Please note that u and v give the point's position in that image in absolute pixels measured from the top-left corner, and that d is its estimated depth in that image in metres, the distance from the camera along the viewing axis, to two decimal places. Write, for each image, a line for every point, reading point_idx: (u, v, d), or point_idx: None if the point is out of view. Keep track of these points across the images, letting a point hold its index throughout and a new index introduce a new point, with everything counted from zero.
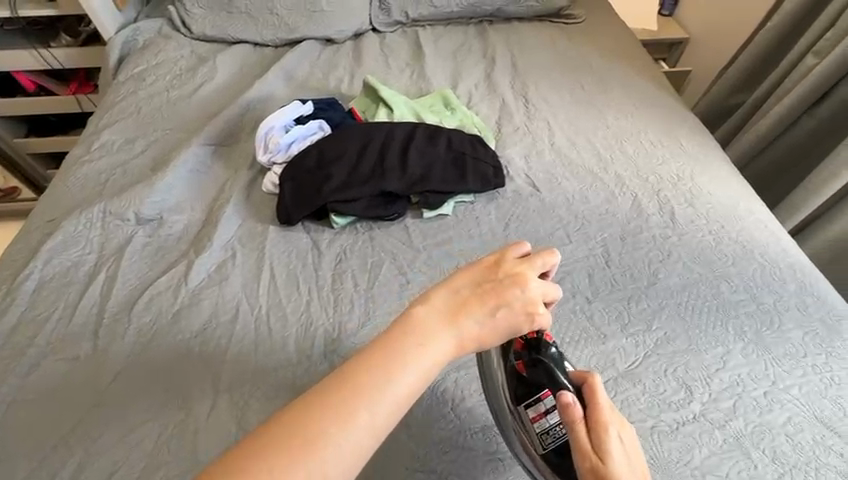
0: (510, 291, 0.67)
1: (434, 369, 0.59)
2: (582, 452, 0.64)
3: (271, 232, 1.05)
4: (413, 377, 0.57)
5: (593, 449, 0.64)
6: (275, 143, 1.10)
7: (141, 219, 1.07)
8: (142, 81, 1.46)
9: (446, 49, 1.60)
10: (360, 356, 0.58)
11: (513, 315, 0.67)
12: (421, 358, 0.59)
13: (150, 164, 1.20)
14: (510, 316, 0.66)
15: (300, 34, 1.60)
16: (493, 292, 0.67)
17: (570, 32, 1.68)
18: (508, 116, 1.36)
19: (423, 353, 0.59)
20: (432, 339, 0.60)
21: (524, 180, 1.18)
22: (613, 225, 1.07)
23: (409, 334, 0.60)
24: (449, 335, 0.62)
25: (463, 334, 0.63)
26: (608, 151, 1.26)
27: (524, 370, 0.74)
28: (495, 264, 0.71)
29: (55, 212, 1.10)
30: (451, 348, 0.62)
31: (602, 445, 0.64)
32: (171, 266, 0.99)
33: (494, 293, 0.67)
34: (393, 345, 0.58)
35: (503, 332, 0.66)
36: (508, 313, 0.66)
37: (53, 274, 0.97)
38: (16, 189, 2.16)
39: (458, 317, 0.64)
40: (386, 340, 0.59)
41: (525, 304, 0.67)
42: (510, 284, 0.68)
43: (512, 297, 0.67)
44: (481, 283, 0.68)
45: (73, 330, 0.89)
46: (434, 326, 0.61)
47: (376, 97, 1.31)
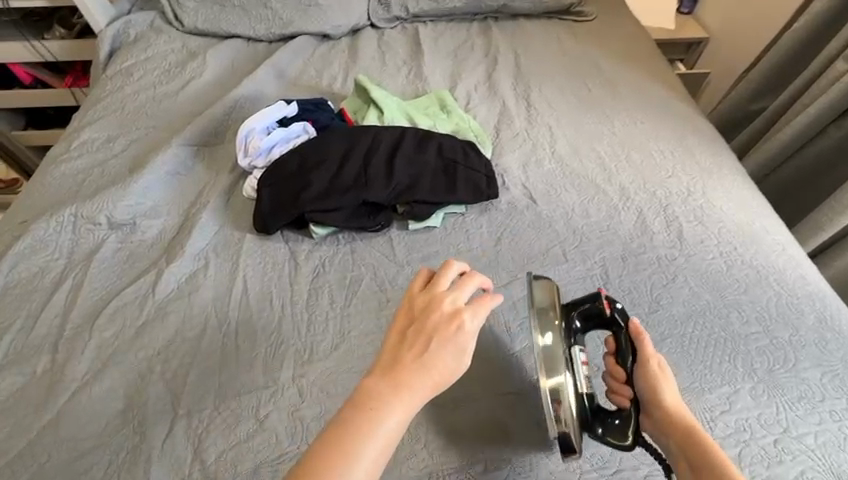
0: (438, 324, 0.60)
1: (393, 433, 0.54)
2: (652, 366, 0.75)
3: (247, 240, 1.00)
4: (378, 450, 0.52)
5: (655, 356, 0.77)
6: (255, 146, 1.04)
7: (114, 224, 1.02)
8: (130, 76, 1.41)
9: (447, 47, 1.52)
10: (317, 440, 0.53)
11: (456, 342, 0.59)
12: (383, 429, 0.53)
13: (129, 164, 1.15)
14: (453, 345, 0.59)
15: (294, 30, 1.54)
16: (421, 332, 0.60)
17: (580, 32, 1.59)
18: (508, 120, 1.28)
19: (383, 423, 0.54)
20: (387, 406, 0.54)
21: (520, 191, 1.10)
22: (614, 243, 0.99)
23: (357, 407, 0.55)
24: (404, 394, 0.55)
25: (409, 387, 0.56)
26: (613, 161, 1.17)
27: (610, 311, 0.76)
28: (411, 303, 0.64)
29: (28, 213, 1.05)
30: (404, 408, 0.55)
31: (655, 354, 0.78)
32: (140, 275, 0.94)
33: (419, 333, 0.60)
34: (344, 423, 0.53)
35: (455, 360, 0.59)
36: (450, 341, 0.59)
37: (18, 281, 0.93)
38: (17, 181, 2.15)
39: (396, 373, 0.57)
40: (336, 422, 0.54)
41: (460, 326, 0.60)
42: (436, 320, 0.61)
43: (443, 326, 0.60)
44: (405, 328, 0.61)
45: (33, 342, 0.85)
46: (382, 392, 0.55)
47: (367, 98, 1.24)
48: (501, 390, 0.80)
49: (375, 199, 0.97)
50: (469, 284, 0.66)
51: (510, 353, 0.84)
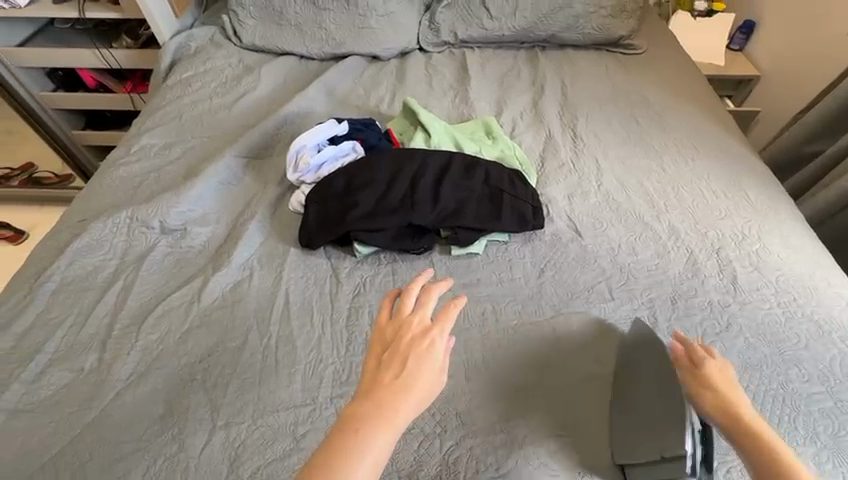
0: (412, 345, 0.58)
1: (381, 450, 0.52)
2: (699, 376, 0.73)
3: (291, 254, 1.01)
4: (367, 472, 0.50)
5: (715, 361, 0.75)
6: (305, 162, 1.07)
7: (166, 229, 1.05)
8: (188, 87, 1.48)
9: (493, 74, 1.54)
10: (307, 465, 0.51)
11: (432, 358, 0.58)
12: (369, 454, 0.51)
13: (183, 172, 1.20)
14: (430, 360, 0.58)
15: (346, 50, 1.59)
16: (396, 354, 0.58)
17: (629, 65, 1.58)
18: (553, 149, 1.28)
19: (370, 445, 0.51)
20: (372, 430, 0.52)
21: (565, 223, 1.09)
22: (663, 284, 0.96)
23: (345, 428, 0.53)
24: (388, 417, 0.53)
25: (390, 404, 0.54)
26: (662, 198, 1.15)
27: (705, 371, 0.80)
28: (383, 324, 0.62)
29: (86, 212, 1.10)
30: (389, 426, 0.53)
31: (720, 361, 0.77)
32: (187, 281, 0.96)
33: (394, 353, 0.58)
34: (333, 445, 0.52)
35: (434, 375, 0.57)
36: (424, 358, 0.58)
37: (73, 278, 0.97)
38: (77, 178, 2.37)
39: (376, 393, 0.55)
40: (325, 445, 0.52)
41: (433, 340, 0.59)
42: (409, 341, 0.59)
43: (415, 343, 0.58)
44: (381, 350, 0.59)
45: (82, 339, 0.88)
46: (367, 413, 0.53)
47: (415, 120, 1.25)
48: (546, 433, 0.77)
49: (420, 222, 0.98)
50: (432, 296, 0.64)
51: (556, 394, 0.81)
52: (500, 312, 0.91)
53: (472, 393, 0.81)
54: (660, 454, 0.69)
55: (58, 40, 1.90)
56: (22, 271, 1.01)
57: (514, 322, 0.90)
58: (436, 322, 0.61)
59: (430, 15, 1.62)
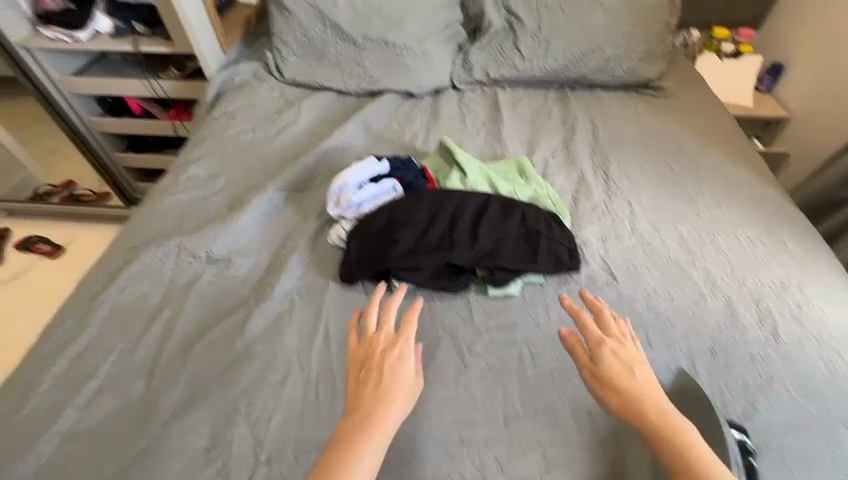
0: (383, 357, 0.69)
1: (377, 449, 0.61)
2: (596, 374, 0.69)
3: (330, 288, 1.04)
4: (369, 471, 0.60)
5: (610, 343, 0.71)
6: (347, 199, 1.10)
7: (211, 259, 1.09)
8: (232, 119, 1.56)
9: (524, 113, 1.58)
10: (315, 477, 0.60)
11: (403, 365, 0.70)
12: (368, 455, 0.60)
13: (228, 203, 1.25)
14: (402, 366, 0.69)
15: (382, 86, 1.65)
16: (372, 367, 0.69)
17: (659, 107, 1.61)
18: (585, 191, 1.29)
19: (367, 448, 0.61)
20: (364, 436, 0.62)
21: (600, 265, 1.10)
22: (701, 333, 0.96)
23: (341, 439, 0.62)
24: (376, 422, 0.63)
25: (375, 408, 0.65)
26: (697, 243, 1.15)
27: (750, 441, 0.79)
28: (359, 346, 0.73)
29: (137, 240, 1.16)
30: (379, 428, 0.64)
31: (617, 333, 0.72)
32: (231, 312, 0.99)
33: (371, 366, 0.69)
34: (335, 453, 0.61)
35: (408, 378, 0.69)
36: (396, 365, 0.69)
37: (124, 305, 1.01)
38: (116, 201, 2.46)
39: (361, 403, 0.65)
40: (328, 455, 0.61)
41: (402, 349, 0.71)
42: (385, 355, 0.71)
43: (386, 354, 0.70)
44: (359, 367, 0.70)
45: (132, 366, 0.91)
46: (357, 421, 0.63)
47: (451, 159, 1.29)
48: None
49: (458, 261, 1.00)
50: (391, 310, 0.76)
51: (602, 447, 0.80)
52: (537, 355, 0.92)
53: (510, 440, 0.81)
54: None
55: (111, 70, 2.02)
56: (75, 296, 1.05)
57: (552, 366, 0.90)
58: (400, 331, 0.73)
59: (464, 55, 1.69)
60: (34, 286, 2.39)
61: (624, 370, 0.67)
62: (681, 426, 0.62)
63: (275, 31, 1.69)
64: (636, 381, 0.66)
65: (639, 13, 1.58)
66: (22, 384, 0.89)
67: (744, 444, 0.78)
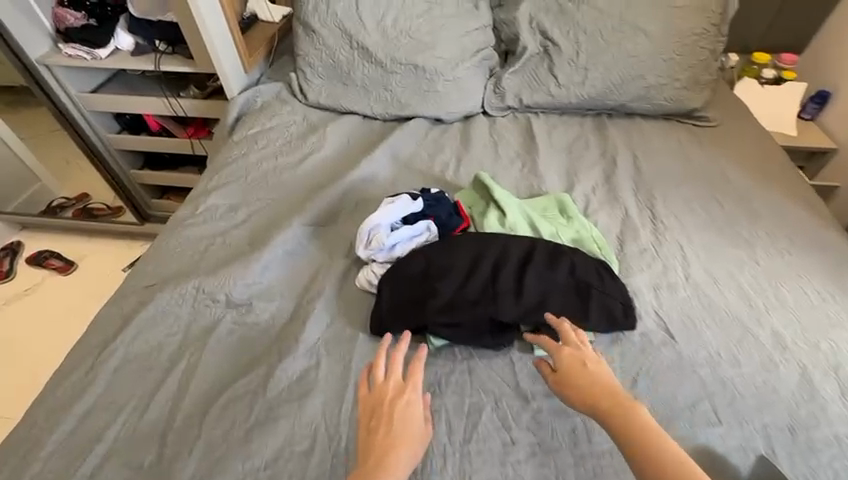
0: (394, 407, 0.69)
1: None
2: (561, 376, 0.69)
3: (359, 340, 0.95)
4: None
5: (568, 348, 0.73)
6: (378, 242, 1.03)
7: (231, 302, 1.01)
8: (254, 144, 1.49)
9: (560, 142, 1.50)
10: None
11: (413, 415, 0.70)
12: None
13: (249, 238, 1.17)
14: (413, 413, 0.71)
15: (410, 112, 1.58)
16: (382, 418, 0.69)
17: (704, 138, 1.51)
18: (632, 232, 1.20)
19: None
20: None
21: (654, 320, 1.00)
22: (777, 407, 0.86)
23: None
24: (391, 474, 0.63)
25: (387, 457, 0.65)
26: (761, 297, 1.05)
27: None
28: (368, 394, 0.73)
29: (152, 278, 1.08)
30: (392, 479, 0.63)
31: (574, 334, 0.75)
32: (252, 366, 0.91)
33: (381, 416, 0.69)
34: None
35: (418, 428, 0.69)
36: (407, 416, 0.70)
37: (136, 354, 0.93)
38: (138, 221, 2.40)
39: (372, 453, 0.65)
40: None
41: (410, 397, 0.72)
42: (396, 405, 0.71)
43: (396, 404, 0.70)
44: (369, 417, 0.70)
45: (144, 428, 0.83)
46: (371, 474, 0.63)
47: (487, 195, 1.21)
48: None
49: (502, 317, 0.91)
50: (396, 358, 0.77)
51: None
52: (592, 429, 0.82)
53: None
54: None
55: (131, 87, 1.97)
56: (85, 340, 0.98)
57: (610, 443, 0.80)
58: (408, 381, 0.74)
59: (495, 79, 1.61)
60: (45, 304, 2.33)
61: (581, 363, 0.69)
62: (634, 404, 0.62)
63: (300, 52, 1.63)
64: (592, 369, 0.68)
65: (684, 39, 1.49)
66: (25, 445, 0.82)
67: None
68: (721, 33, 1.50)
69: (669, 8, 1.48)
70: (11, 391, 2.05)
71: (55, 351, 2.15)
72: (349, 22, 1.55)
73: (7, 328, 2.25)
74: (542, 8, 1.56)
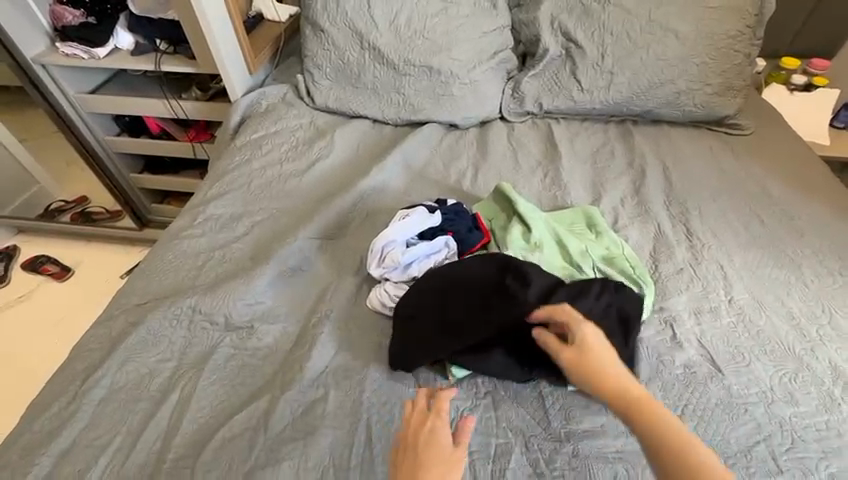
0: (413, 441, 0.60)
1: None
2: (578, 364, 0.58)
3: (371, 369, 0.86)
4: None
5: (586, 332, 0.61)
6: (394, 259, 0.94)
7: (231, 324, 0.93)
8: (258, 149, 1.40)
9: (584, 151, 1.41)
10: None
11: (437, 445, 0.60)
12: None
13: (252, 252, 1.09)
14: (436, 444, 0.60)
15: (424, 116, 1.49)
16: (404, 457, 0.60)
17: (737, 147, 1.41)
18: (666, 249, 1.10)
19: None
20: None
21: (697, 350, 0.90)
22: (843, 454, 0.76)
23: None
24: None
25: None
26: (814, 325, 0.95)
27: None
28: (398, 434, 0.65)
29: (146, 296, 1.00)
30: None
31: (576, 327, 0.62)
32: (253, 397, 0.82)
33: (405, 455, 0.60)
34: None
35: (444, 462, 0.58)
36: (427, 449, 0.60)
37: (125, 382, 0.84)
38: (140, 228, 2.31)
39: None
40: None
41: (432, 425, 0.62)
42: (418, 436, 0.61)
43: (416, 435, 0.62)
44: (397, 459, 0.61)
45: (130, 469, 0.74)
46: None
47: (509, 208, 1.11)
48: None
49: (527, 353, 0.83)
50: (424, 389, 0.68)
51: None
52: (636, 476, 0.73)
53: None
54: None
55: (130, 87, 1.89)
56: (70, 365, 0.89)
57: None
58: (430, 408, 0.64)
59: (514, 83, 1.52)
60: (40, 309, 2.26)
61: (585, 365, 0.57)
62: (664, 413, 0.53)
63: (308, 52, 1.55)
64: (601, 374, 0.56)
65: (717, 41, 1.40)
66: None
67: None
68: (756, 35, 1.41)
69: (701, 9, 1.39)
70: (5, 400, 1.97)
71: (40, 369, 2.03)
72: (360, 22, 1.46)
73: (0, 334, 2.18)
74: (564, 8, 1.47)
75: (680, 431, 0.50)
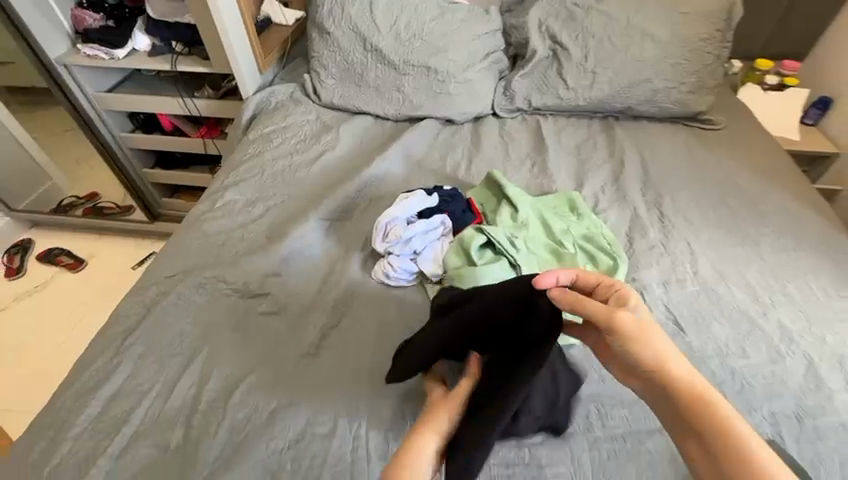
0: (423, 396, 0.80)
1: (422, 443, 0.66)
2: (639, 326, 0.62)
3: (377, 330, 0.98)
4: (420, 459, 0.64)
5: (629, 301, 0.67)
6: (396, 235, 1.06)
7: (252, 293, 1.04)
8: (269, 142, 1.52)
9: (569, 144, 1.53)
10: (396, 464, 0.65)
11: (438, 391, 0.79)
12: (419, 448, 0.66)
13: (268, 232, 1.20)
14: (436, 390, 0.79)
15: (422, 112, 1.61)
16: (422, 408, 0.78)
17: (709, 141, 1.54)
18: (640, 229, 1.23)
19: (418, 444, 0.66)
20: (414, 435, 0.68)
21: (663, 313, 1.03)
22: (785, 397, 0.88)
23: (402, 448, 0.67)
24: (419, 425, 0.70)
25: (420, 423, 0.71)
26: (768, 293, 1.07)
27: None
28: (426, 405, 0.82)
29: (173, 269, 1.11)
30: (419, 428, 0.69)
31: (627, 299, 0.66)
32: (274, 353, 0.94)
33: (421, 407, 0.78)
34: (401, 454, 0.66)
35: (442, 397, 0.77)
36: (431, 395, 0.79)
37: (160, 341, 0.96)
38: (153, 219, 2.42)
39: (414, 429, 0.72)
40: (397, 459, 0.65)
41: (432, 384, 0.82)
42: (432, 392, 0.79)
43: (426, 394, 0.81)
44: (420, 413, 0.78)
45: (169, 411, 0.85)
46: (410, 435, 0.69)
47: (499, 193, 1.24)
48: None
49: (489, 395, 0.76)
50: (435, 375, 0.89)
51: None
52: (605, 414, 0.85)
53: None
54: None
55: (145, 87, 2.01)
56: (108, 328, 1.00)
57: (622, 429, 0.83)
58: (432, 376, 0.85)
59: (505, 82, 1.65)
60: (58, 303, 2.33)
61: (640, 333, 0.62)
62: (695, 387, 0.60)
63: (315, 54, 1.67)
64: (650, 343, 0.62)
65: (690, 44, 1.53)
66: (53, 428, 0.84)
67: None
68: (725, 39, 1.54)
69: (674, 15, 1.53)
70: (27, 391, 2.03)
71: (65, 361, 2.09)
72: (363, 25, 1.59)
73: (17, 325, 2.26)
74: (551, 14, 1.61)
75: (724, 404, 0.56)
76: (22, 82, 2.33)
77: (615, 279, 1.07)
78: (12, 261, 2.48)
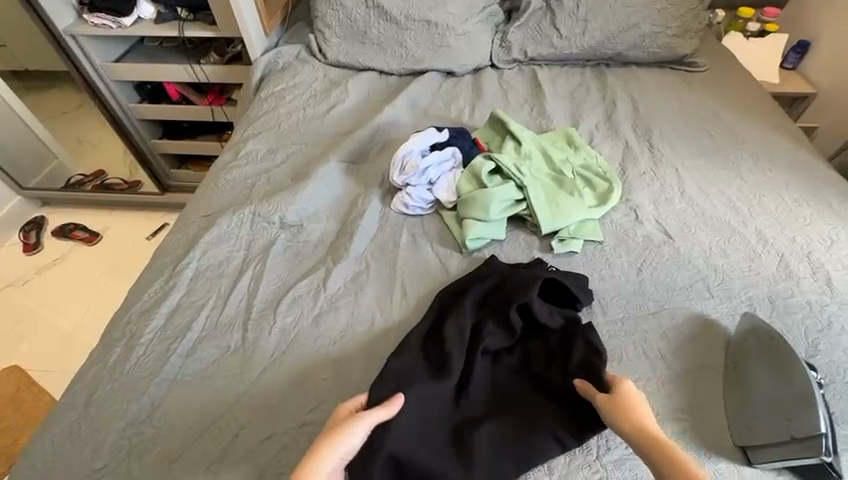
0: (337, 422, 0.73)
1: None
2: (606, 406, 0.74)
3: (400, 251, 1.10)
4: None
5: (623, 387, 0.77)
6: (413, 166, 1.17)
7: (284, 224, 1.16)
8: (282, 99, 1.60)
9: (564, 89, 1.63)
10: None
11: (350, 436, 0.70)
12: None
13: (292, 174, 1.30)
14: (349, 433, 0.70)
15: (424, 66, 1.70)
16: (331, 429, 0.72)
17: (694, 82, 1.65)
18: (632, 159, 1.35)
19: None
20: None
21: (654, 225, 1.15)
22: (759, 285, 1.02)
23: None
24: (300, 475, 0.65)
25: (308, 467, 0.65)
26: (746, 205, 1.20)
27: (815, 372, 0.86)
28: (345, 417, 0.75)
29: (209, 209, 1.21)
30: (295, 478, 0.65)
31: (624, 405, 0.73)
32: (311, 270, 1.06)
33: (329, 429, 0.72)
34: None
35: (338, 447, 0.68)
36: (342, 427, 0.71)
37: (208, 265, 1.07)
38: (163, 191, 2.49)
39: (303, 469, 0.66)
40: None
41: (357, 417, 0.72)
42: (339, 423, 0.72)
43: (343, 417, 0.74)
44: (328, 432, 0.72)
45: (225, 320, 0.98)
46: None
47: (503, 130, 1.34)
48: (670, 418, 0.84)
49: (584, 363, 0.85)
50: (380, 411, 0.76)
51: (675, 382, 0.88)
52: (605, 304, 1.00)
53: None
54: (791, 435, 0.76)
55: (150, 55, 2.05)
56: (157, 260, 1.11)
57: (620, 314, 0.98)
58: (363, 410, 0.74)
59: (502, 35, 1.73)
60: (74, 278, 2.28)
61: (618, 407, 0.73)
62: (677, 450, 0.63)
63: (318, 13, 1.73)
64: (649, 431, 0.68)
65: None
66: (123, 338, 0.96)
67: (819, 379, 0.84)
68: None
69: None
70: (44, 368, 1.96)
71: (85, 339, 2.03)
72: None
73: (35, 298, 2.21)
74: None
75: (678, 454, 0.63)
76: (15, 64, 2.32)
77: (611, 198, 1.19)
78: (28, 237, 2.43)
